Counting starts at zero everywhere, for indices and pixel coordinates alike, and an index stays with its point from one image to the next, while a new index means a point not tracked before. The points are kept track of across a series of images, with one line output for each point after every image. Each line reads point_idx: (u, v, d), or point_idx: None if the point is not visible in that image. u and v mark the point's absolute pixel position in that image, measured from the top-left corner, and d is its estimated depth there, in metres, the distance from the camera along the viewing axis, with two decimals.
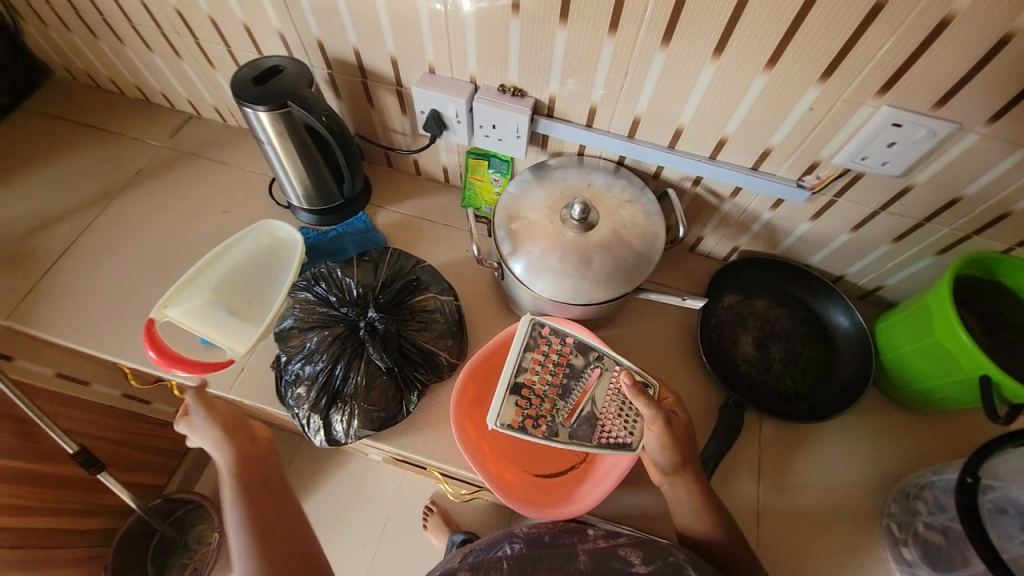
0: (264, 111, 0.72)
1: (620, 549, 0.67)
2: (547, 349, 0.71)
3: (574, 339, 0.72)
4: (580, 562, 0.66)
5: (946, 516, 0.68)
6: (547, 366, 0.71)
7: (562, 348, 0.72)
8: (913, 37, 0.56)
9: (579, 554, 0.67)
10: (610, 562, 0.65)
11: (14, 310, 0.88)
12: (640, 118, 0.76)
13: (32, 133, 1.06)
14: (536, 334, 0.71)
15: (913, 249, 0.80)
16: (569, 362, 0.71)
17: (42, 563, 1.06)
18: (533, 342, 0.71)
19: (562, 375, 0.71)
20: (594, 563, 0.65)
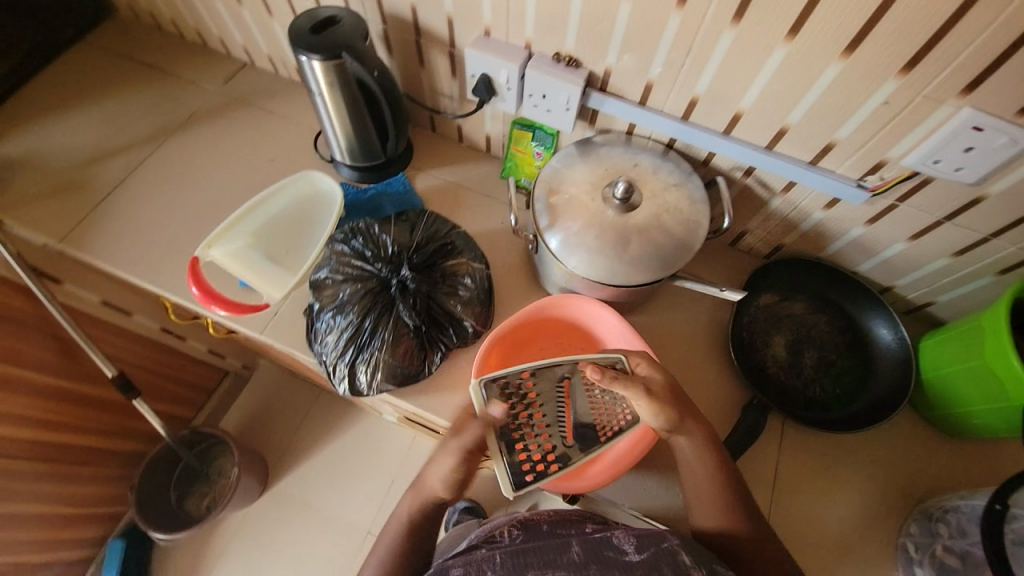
0: (318, 60, 0.72)
1: (614, 538, 0.58)
2: (508, 392, 0.67)
3: (531, 366, 0.68)
4: (573, 552, 0.56)
5: (967, 541, 0.66)
6: (516, 413, 0.67)
7: (520, 386, 0.68)
8: (1012, 32, 0.51)
9: (571, 544, 0.58)
10: (603, 552, 0.56)
11: (68, 236, 0.92)
12: (698, 99, 0.73)
13: (95, 68, 1.09)
14: (497, 391, 0.67)
15: (973, 266, 0.75)
16: (534, 392, 0.68)
17: (66, 477, 1.13)
18: (496, 394, 0.67)
19: (535, 408, 0.68)
20: (588, 553, 0.56)
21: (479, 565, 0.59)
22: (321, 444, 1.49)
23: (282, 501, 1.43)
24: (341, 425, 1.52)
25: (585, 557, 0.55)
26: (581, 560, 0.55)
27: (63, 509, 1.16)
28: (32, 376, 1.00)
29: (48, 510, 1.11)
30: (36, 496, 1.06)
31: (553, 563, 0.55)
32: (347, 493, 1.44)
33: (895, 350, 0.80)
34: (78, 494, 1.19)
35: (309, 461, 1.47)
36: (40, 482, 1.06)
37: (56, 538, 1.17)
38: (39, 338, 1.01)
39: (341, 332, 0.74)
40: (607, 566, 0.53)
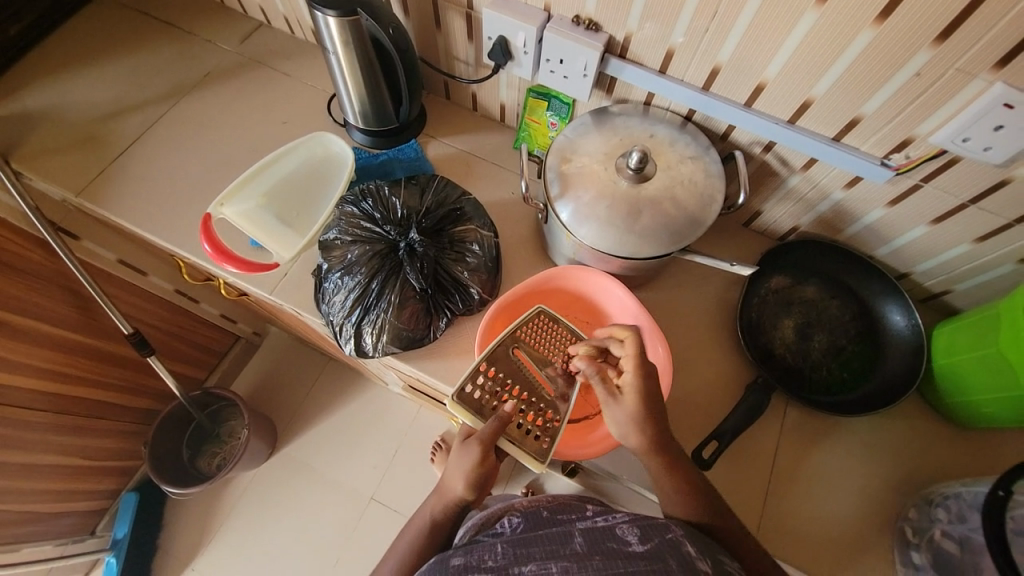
0: (333, 16, 0.71)
1: (617, 528, 0.55)
2: (478, 394, 0.67)
3: (482, 359, 0.68)
4: (575, 544, 0.53)
5: (966, 527, 0.65)
6: (496, 404, 0.67)
7: (483, 378, 0.68)
8: None
9: (573, 535, 0.56)
10: (605, 541, 0.52)
11: (85, 191, 0.94)
12: (720, 68, 0.70)
13: (113, 23, 1.09)
14: (471, 395, 0.67)
15: (995, 253, 0.73)
16: (494, 374, 0.68)
17: (84, 429, 1.17)
18: (469, 405, 0.66)
19: (507, 385, 0.68)
20: (590, 543, 0.53)
21: (480, 554, 0.56)
22: (328, 410, 1.53)
23: (288, 464, 1.47)
24: (347, 392, 1.55)
25: (588, 547, 0.52)
26: (583, 550, 0.52)
27: (76, 460, 1.20)
28: (48, 330, 1.03)
29: (61, 461, 1.15)
30: (48, 447, 1.10)
31: (555, 554, 0.53)
32: (352, 459, 1.48)
33: (907, 336, 0.79)
34: (92, 447, 1.23)
35: (315, 426, 1.51)
36: (53, 433, 1.10)
37: (70, 488, 1.22)
38: (57, 292, 1.04)
39: (349, 293, 0.75)
40: (608, 555, 0.50)
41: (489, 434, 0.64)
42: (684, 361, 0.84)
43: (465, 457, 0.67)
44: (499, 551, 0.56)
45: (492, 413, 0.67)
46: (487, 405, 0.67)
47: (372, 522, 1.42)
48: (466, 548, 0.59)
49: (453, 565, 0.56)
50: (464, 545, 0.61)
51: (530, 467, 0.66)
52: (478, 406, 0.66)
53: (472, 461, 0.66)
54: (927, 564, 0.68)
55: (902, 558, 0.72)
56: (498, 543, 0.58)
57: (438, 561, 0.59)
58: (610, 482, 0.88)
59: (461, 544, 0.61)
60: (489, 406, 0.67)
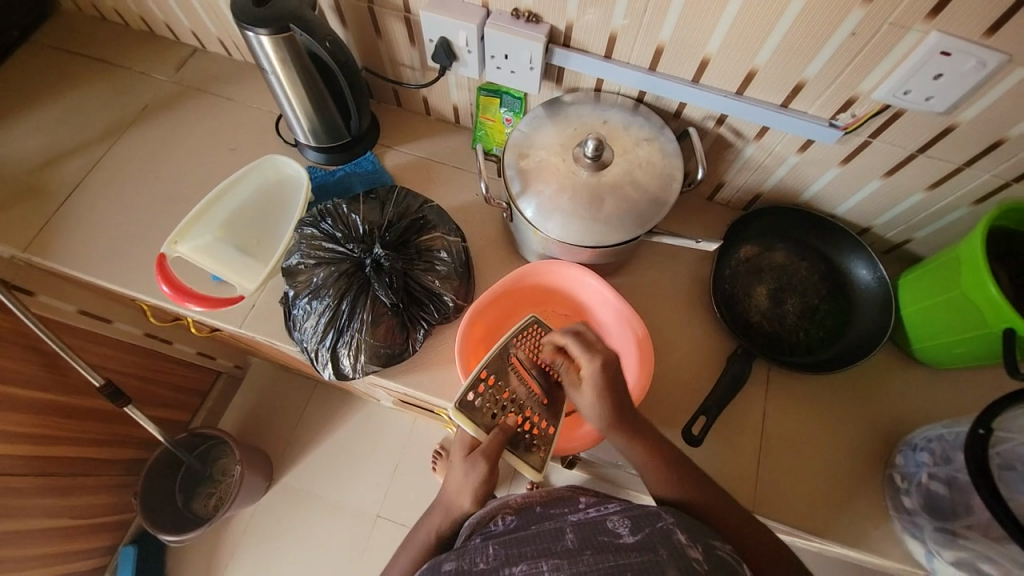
0: (265, 35, 0.68)
1: (608, 520, 0.55)
2: (479, 403, 0.66)
3: (482, 367, 0.67)
4: (567, 540, 0.53)
5: (951, 467, 0.67)
6: (496, 413, 0.67)
7: (482, 387, 0.67)
8: None
9: (564, 530, 0.55)
10: (597, 536, 0.52)
11: (31, 244, 0.89)
12: (663, 47, 0.70)
13: (38, 65, 1.04)
14: (472, 405, 0.66)
15: (947, 199, 0.75)
16: (493, 383, 0.68)
17: (69, 489, 1.13)
18: (472, 414, 0.65)
19: (506, 394, 0.68)
20: (581, 538, 0.53)
21: (472, 558, 0.56)
22: (321, 434, 1.50)
23: (289, 494, 1.44)
24: (338, 414, 1.53)
25: (579, 543, 0.52)
26: (575, 546, 0.52)
27: (67, 521, 1.16)
28: (16, 392, 0.98)
29: (52, 524, 1.10)
30: (36, 511, 1.05)
31: (546, 552, 0.53)
32: (352, 480, 1.46)
33: (875, 289, 0.81)
34: (81, 506, 1.19)
35: (311, 452, 1.48)
36: (39, 496, 1.05)
37: (64, 550, 1.18)
38: (19, 352, 0.99)
39: (320, 317, 0.73)
40: (600, 550, 0.50)
41: (492, 445, 0.64)
42: (666, 341, 0.84)
43: (473, 473, 0.67)
44: (491, 553, 0.56)
45: (492, 422, 0.66)
46: (487, 414, 0.66)
47: (381, 540, 1.40)
48: (458, 551, 0.58)
49: (446, 570, 0.56)
50: (456, 548, 0.60)
51: (528, 475, 0.66)
52: (478, 415, 0.66)
53: (480, 477, 0.66)
54: (918, 507, 0.70)
55: (894, 504, 0.74)
56: (490, 543, 0.57)
57: (430, 566, 0.58)
58: (608, 469, 0.88)
59: (453, 547, 0.61)
60: (490, 415, 0.66)
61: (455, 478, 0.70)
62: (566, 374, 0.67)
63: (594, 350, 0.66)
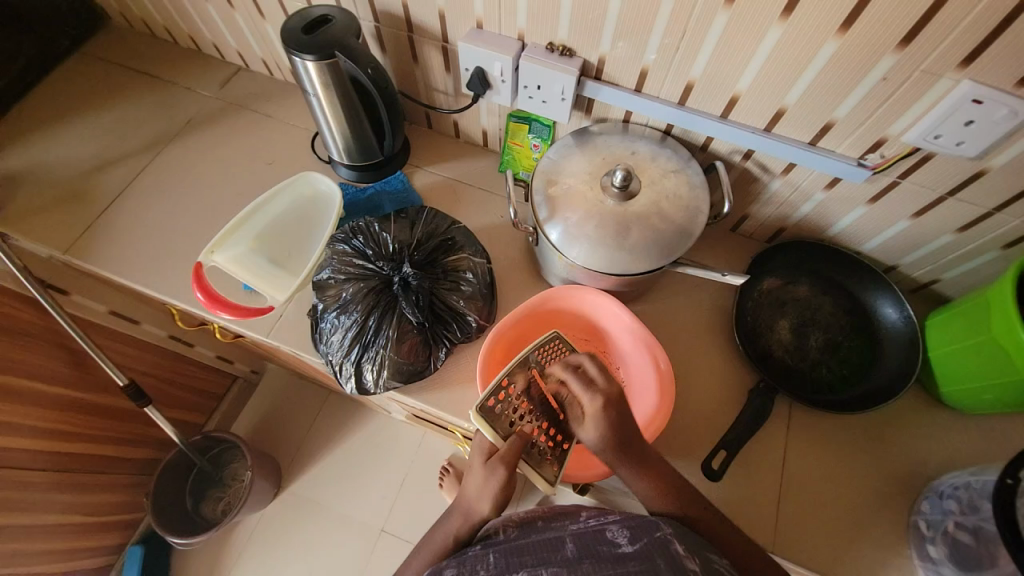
0: (311, 60, 0.72)
1: (608, 530, 0.54)
2: (499, 408, 0.67)
3: (503, 374, 0.67)
4: (567, 550, 0.53)
5: (978, 516, 0.65)
6: (516, 420, 0.67)
7: (504, 394, 0.67)
8: (998, 13, 0.51)
9: (565, 541, 0.55)
10: (596, 545, 0.52)
11: (73, 247, 0.93)
12: (693, 83, 0.72)
13: (91, 78, 1.10)
14: (490, 408, 0.66)
15: (978, 242, 0.75)
16: (514, 391, 0.68)
17: (84, 486, 1.15)
18: (491, 420, 0.66)
19: (527, 404, 0.68)
20: (580, 548, 0.52)
21: (472, 565, 0.56)
22: (332, 444, 1.51)
23: (296, 501, 1.45)
24: (350, 425, 1.53)
25: (578, 552, 0.52)
26: (573, 555, 0.51)
27: (80, 517, 1.17)
28: (42, 387, 1.01)
29: (63, 521, 1.12)
30: (50, 507, 1.07)
31: (545, 560, 0.52)
32: (360, 490, 1.46)
33: (901, 329, 0.80)
34: (94, 503, 1.20)
35: (321, 462, 1.49)
36: (56, 490, 1.07)
37: (74, 546, 1.19)
38: (50, 349, 1.03)
39: (346, 332, 0.75)
40: (597, 559, 0.49)
41: (510, 452, 0.64)
42: (686, 372, 0.84)
43: (492, 480, 0.64)
44: (492, 561, 0.55)
45: (511, 429, 0.67)
46: (505, 421, 0.67)
47: (384, 554, 1.39)
48: (459, 559, 0.59)
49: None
50: (458, 556, 0.60)
51: (541, 487, 0.66)
52: (498, 419, 0.66)
53: (501, 483, 0.64)
54: (944, 557, 0.68)
55: (920, 553, 0.72)
56: (492, 551, 0.57)
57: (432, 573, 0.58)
58: (621, 497, 0.87)
59: (455, 556, 0.61)
60: (509, 422, 0.67)
61: (472, 486, 0.67)
62: (571, 406, 0.66)
63: (596, 388, 0.64)
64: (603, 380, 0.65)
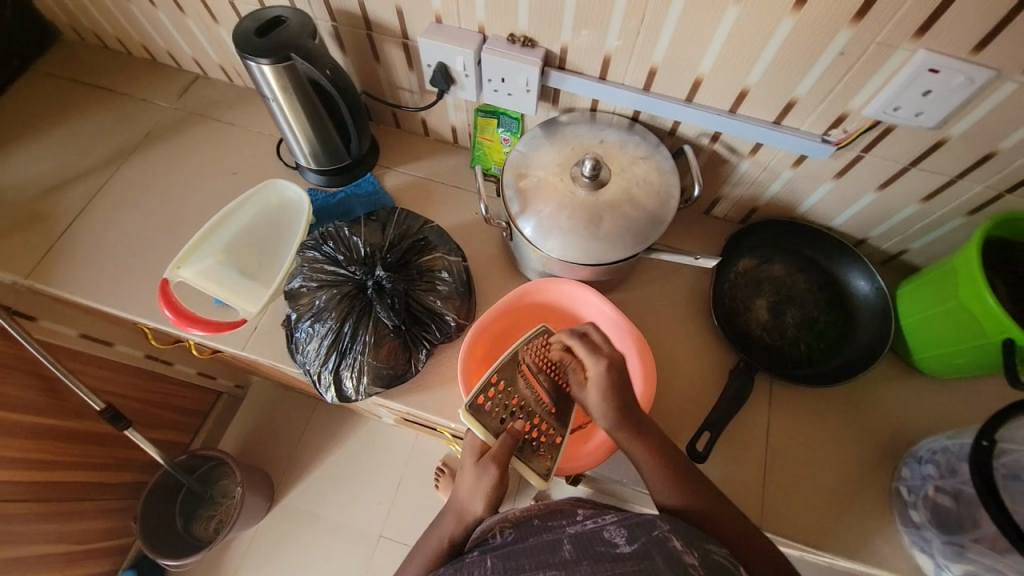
0: (267, 64, 0.70)
1: (605, 530, 0.54)
2: (488, 406, 0.66)
3: (492, 372, 0.67)
4: (565, 551, 0.52)
5: (957, 479, 0.67)
6: (508, 414, 0.67)
7: (496, 387, 0.67)
8: None
9: (563, 542, 0.54)
10: (594, 546, 0.52)
11: (33, 271, 0.89)
12: (657, 68, 0.72)
13: (40, 94, 1.05)
14: (481, 400, 0.66)
15: (942, 210, 0.76)
16: (504, 385, 0.67)
17: (68, 515, 1.12)
18: (481, 417, 0.65)
19: (519, 398, 0.68)
20: (579, 549, 0.52)
21: (469, 570, 0.56)
22: (323, 453, 1.49)
23: (290, 514, 1.43)
24: (340, 433, 1.52)
25: (576, 554, 0.51)
26: (572, 557, 0.51)
27: (66, 548, 1.14)
28: (14, 417, 0.97)
29: (51, 552, 1.09)
30: (35, 539, 1.04)
31: (544, 564, 0.52)
32: (355, 497, 1.45)
33: (873, 300, 0.81)
34: (80, 532, 1.17)
35: (313, 472, 1.47)
36: (39, 522, 1.04)
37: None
38: (20, 378, 0.99)
39: (322, 339, 0.74)
40: (595, 560, 0.49)
41: (501, 451, 0.63)
42: (668, 356, 0.84)
43: (483, 480, 0.64)
44: (490, 566, 0.55)
45: (501, 427, 0.66)
46: (496, 418, 0.66)
47: (384, 559, 1.39)
48: (457, 566, 0.58)
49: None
50: (454, 563, 0.60)
51: (534, 482, 0.66)
52: (489, 413, 0.66)
53: (491, 484, 0.63)
54: (927, 521, 0.70)
55: (903, 519, 0.73)
56: (489, 556, 0.57)
57: None
58: (613, 485, 0.87)
59: (454, 561, 0.61)
60: (498, 419, 0.66)
61: (464, 487, 0.66)
62: (573, 373, 0.67)
63: (600, 352, 0.65)
64: (608, 345, 0.66)
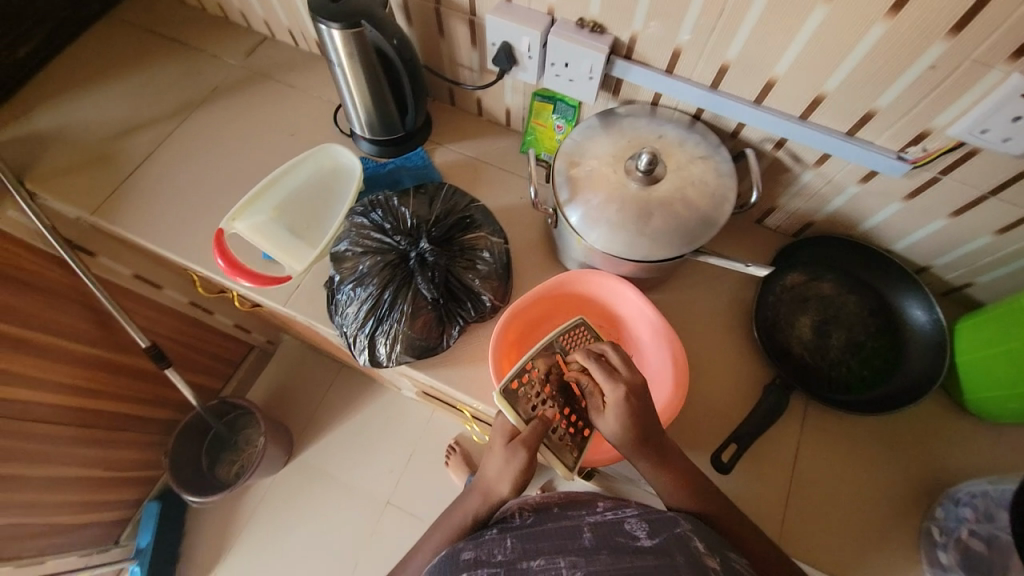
0: (336, 29, 0.71)
1: (625, 522, 0.55)
2: (522, 391, 0.66)
3: (527, 359, 0.67)
4: (584, 538, 0.53)
5: (993, 525, 0.63)
6: (540, 401, 0.66)
7: (530, 376, 0.66)
8: None
9: (582, 530, 0.55)
10: (614, 537, 0.52)
11: (100, 209, 0.95)
12: (728, 66, 0.69)
13: (120, 43, 1.11)
14: (514, 387, 0.65)
15: (1018, 245, 0.71)
16: (538, 374, 0.67)
17: (107, 441, 1.20)
18: (515, 402, 0.65)
19: (551, 388, 0.67)
20: (598, 538, 0.52)
21: (490, 548, 0.56)
22: (343, 416, 1.54)
23: (306, 469, 1.49)
24: (361, 399, 1.56)
25: (596, 542, 0.52)
26: (591, 545, 0.51)
27: (102, 471, 1.22)
28: (68, 344, 1.04)
29: (84, 474, 1.17)
30: (73, 460, 1.12)
31: (563, 548, 0.53)
32: (369, 463, 1.49)
33: (929, 331, 0.77)
34: (116, 458, 1.25)
35: (332, 433, 1.52)
36: (80, 444, 1.12)
37: (93, 499, 1.24)
38: (77, 308, 1.06)
39: (361, 304, 0.75)
40: (616, 550, 0.49)
41: (532, 436, 0.63)
42: (699, 364, 0.83)
43: (511, 463, 0.64)
44: (509, 545, 0.56)
45: (533, 413, 0.65)
46: (528, 404, 0.65)
47: (390, 526, 1.43)
48: (476, 541, 0.58)
49: (463, 559, 0.55)
50: (473, 539, 0.60)
51: (559, 471, 0.66)
52: (522, 399, 0.65)
53: (519, 468, 0.63)
54: (954, 564, 0.67)
55: (929, 559, 0.70)
56: (508, 536, 0.58)
57: (449, 554, 0.58)
58: (627, 485, 0.87)
59: (472, 537, 0.61)
60: (531, 405, 0.65)
61: (492, 467, 0.66)
62: (591, 397, 0.63)
63: (618, 376, 0.62)
64: (626, 369, 0.63)
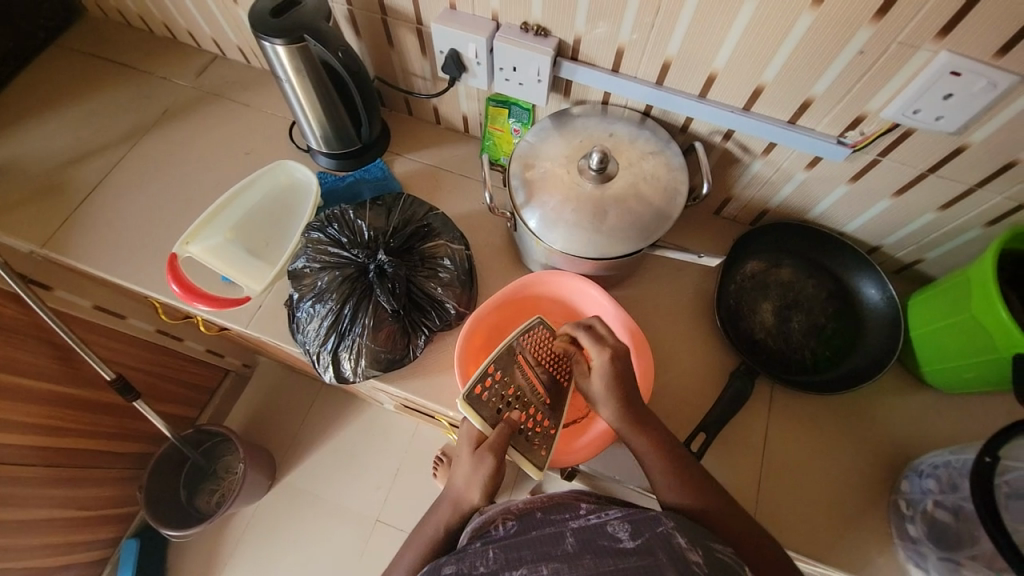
0: (281, 44, 0.70)
1: (608, 525, 0.53)
2: (485, 396, 0.66)
3: (489, 362, 0.66)
4: (567, 544, 0.52)
5: (957, 495, 0.65)
6: (507, 400, 0.67)
7: (496, 378, 0.66)
8: None
9: (565, 535, 0.54)
10: (597, 540, 0.52)
11: (50, 241, 0.92)
12: (671, 62, 0.71)
13: (64, 69, 1.08)
14: (478, 385, 0.65)
15: (960, 219, 0.74)
16: (501, 376, 0.67)
17: (77, 481, 1.15)
18: (478, 407, 0.65)
19: (516, 390, 0.67)
20: (581, 542, 0.52)
21: (471, 561, 0.55)
22: (325, 435, 1.51)
23: (290, 493, 1.45)
24: (342, 416, 1.53)
25: (579, 547, 0.51)
26: (575, 550, 0.51)
27: (73, 513, 1.17)
28: (28, 383, 1.00)
29: (54, 516, 1.12)
30: (41, 502, 1.07)
31: (546, 556, 0.52)
32: (354, 481, 1.46)
33: (883, 309, 0.80)
34: (87, 497, 1.20)
35: (314, 454, 1.49)
36: (48, 486, 1.07)
37: (66, 542, 1.19)
38: (33, 344, 1.01)
39: (322, 320, 0.74)
40: (599, 555, 0.49)
41: (497, 440, 0.63)
42: (666, 355, 0.84)
43: (478, 471, 0.64)
44: (491, 557, 0.54)
45: (498, 417, 0.66)
46: (492, 407, 0.66)
47: (380, 543, 1.40)
48: (457, 554, 0.57)
49: (445, 574, 0.54)
50: (455, 551, 0.58)
51: (531, 473, 0.66)
52: (484, 402, 0.65)
53: (487, 473, 0.63)
54: (924, 536, 0.69)
55: (898, 532, 0.72)
56: (490, 546, 0.56)
57: (431, 568, 0.57)
58: (608, 483, 0.87)
59: (455, 549, 0.59)
60: (495, 409, 0.66)
61: (460, 476, 0.66)
62: (577, 362, 0.67)
63: (605, 342, 0.65)
64: (611, 336, 0.66)
